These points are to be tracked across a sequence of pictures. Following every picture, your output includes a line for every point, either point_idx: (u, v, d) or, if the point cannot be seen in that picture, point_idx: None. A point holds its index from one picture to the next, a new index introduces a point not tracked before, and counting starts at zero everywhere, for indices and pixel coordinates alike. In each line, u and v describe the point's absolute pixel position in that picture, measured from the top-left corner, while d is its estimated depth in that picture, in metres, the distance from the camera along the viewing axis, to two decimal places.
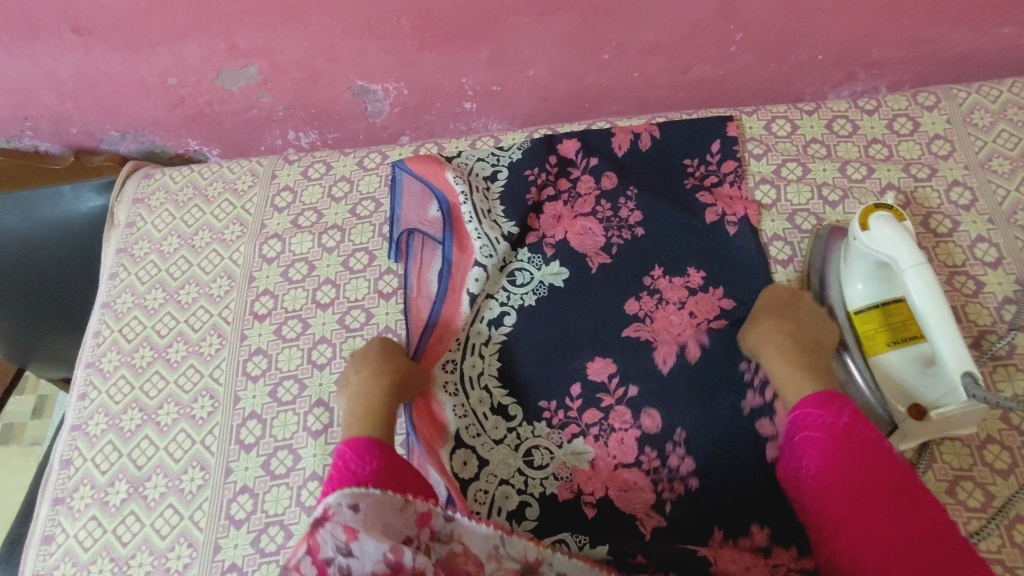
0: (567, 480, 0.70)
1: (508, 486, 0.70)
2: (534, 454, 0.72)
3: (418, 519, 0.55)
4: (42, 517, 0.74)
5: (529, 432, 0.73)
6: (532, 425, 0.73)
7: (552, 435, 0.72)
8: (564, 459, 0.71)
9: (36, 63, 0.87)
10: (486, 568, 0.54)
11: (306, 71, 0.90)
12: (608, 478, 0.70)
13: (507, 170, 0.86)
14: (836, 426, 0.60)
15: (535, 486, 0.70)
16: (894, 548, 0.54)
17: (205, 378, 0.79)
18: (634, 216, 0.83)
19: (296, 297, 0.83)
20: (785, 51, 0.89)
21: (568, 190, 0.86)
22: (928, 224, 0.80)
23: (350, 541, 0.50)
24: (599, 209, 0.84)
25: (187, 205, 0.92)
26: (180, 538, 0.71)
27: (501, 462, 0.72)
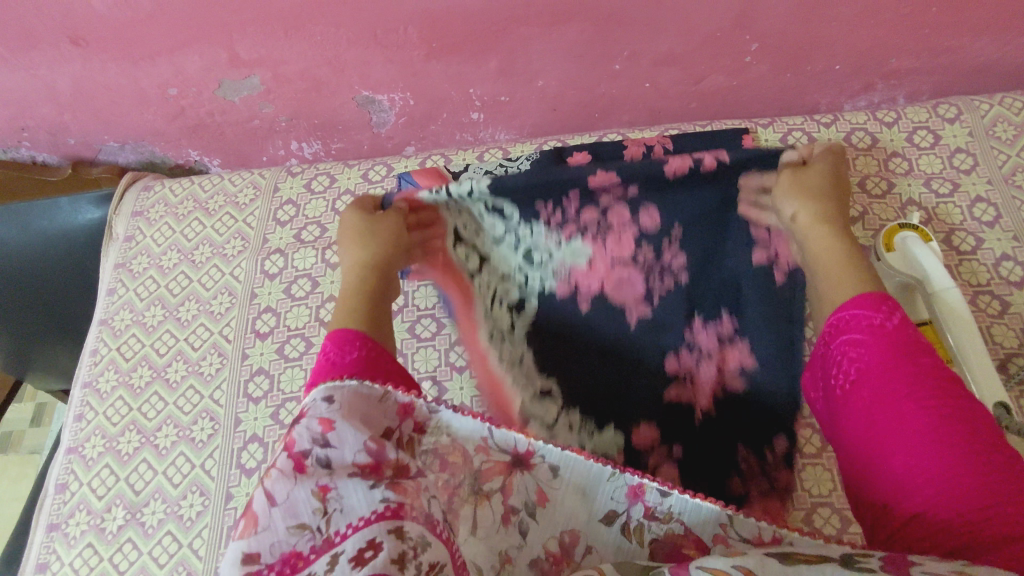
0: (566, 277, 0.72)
1: (508, 284, 0.73)
2: (533, 254, 0.71)
3: (400, 410, 0.50)
4: (36, 544, 0.72)
5: (529, 234, 0.70)
6: (531, 229, 0.69)
7: (551, 235, 0.69)
8: (563, 257, 0.71)
9: (33, 74, 0.84)
10: (475, 460, 0.50)
11: (309, 81, 0.87)
12: (606, 276, 0.71)
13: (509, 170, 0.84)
14: (879, 327, 0.49)
15: (534, 281, 0.72)
16: (930, 460, 0.43)
17: (205, 399, 0.77)
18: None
19: (299, 315, 0.81)
20: (802, 61, 0.87)
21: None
22: (951, 242, 0.78)
23: (327, 432, 0.45)
24: None
25: (187, 219, 0.89)
26: (179, 567, 0.68)
27: (501, 261, 0.72)
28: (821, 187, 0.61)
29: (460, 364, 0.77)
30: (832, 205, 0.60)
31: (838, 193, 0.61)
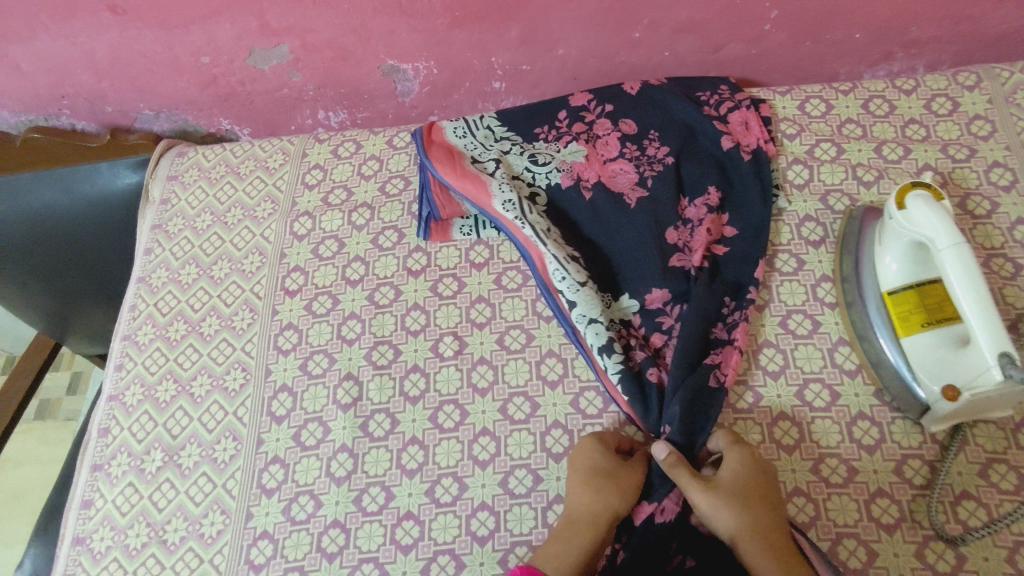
0: (568, 173, 0.83)
1: (521, 181, 0.83)
2: (538, 158, 0.84)
3: None
4: (81, 482, 0.77)
5: (537, 147, 0.85)
6: (536, 141, 0.86)
7: (551, 146, 0.85)
8: (563, 157, 0.84)
9: (73, 42, 0.88)
10: None
11: (336, 50, 0.90)
12: (602, 170, 0.83)
13: (518, 136, 0.87)
14: None
15: (542, 179, 0.83)
16: None
17: (237, 352, 0.81)
18: (662, 151, 0.83)
19: (327, 274, 0.84)
20: (821, 29, 0.88)
21: (585, 133, 0.86)
22: (966, 206, 0.78)
23: None
24: (626, 151, 0.84)
25: (219, 182, 0.93)
26: (214, 505, 0.73)
27: (511, 165, 0.84)
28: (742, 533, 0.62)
29: (481, 320, 0.80)
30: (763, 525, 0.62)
31: (764, 492, 0.64)
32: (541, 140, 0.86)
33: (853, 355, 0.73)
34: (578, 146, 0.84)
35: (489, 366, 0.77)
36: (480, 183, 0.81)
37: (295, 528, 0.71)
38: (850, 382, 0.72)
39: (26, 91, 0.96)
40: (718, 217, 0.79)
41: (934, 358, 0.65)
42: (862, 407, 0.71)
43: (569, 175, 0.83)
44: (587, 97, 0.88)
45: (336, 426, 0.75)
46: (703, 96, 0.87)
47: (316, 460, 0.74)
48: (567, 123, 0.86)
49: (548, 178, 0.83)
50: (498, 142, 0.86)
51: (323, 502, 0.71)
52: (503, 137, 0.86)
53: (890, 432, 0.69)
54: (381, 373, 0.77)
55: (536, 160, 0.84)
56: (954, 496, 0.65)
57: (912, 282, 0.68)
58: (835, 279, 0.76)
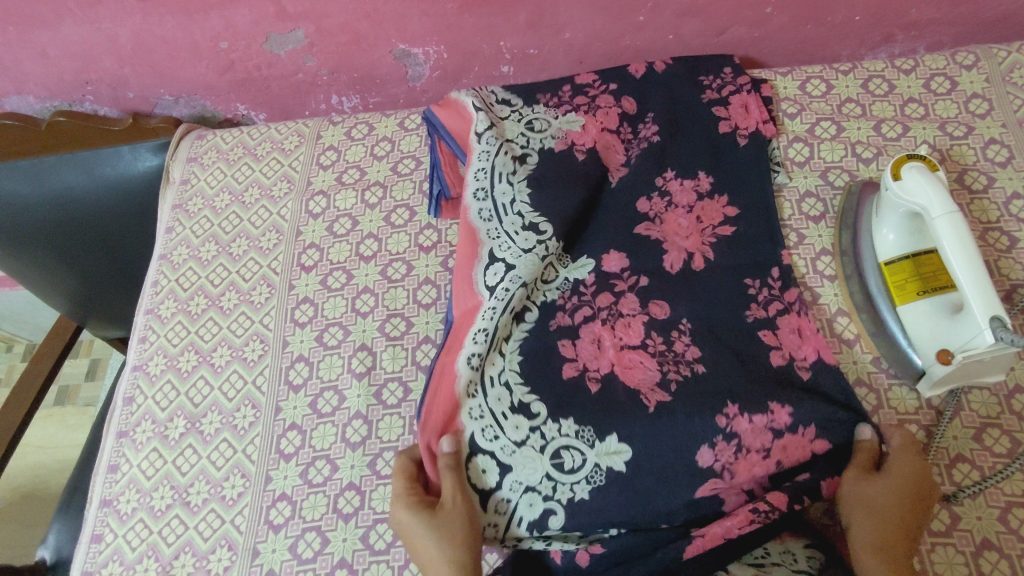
0: (563, 138, 0.81)
1: (513, 143, 0.81)
2: (535, 125, 0.83)
3: None
4: (108, 448, 0.80)
5: (531, 114, 0.84)
6: (533, 111, 0.84)
7: (550, 112, 0.84)
8: (560, 125, 0.82)
9: (98, 27, 0.92)
10: None
11: (350, 34, 0.93)
12: (597, 136, 0.82)
13: (521, 103, 0.85)
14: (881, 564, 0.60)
15: (537, 143, 0.81)
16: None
17: (256, 324, 0.84)
18: (655, 133, 0.83)
19: (341, 250, 0.87)
20: (822, 12, 0.90)
21: (586, 104, 0.85)
22: (963, 181, 0.80)
23: None
24: (622, 128, 0.84)
25: (237, 163, 0.96)
26: (234, 469, 0.76)
27: (507, 129, 0.82)
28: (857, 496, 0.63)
29: None
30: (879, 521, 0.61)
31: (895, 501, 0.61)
32: (541, 108, 0.85)
33: (852, 325, 0.75)
34: (577, 116, 0.83)
35: None
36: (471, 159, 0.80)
37: (312, 491, 0.73)
38: (849, 350, 0.74)
39: (51, 76, 0.99)
40: (712, 203, 0.79)
41: (928, 325, 0.67)
42: (860, 374, 0.72)
43: (563, 141, 0.81)
44: (593, 76, 0.89)
45: (351, 393, 0.78)
46: (705, 81, 0.87)
47: (332, 426, 0.76)
48: (570, 95, 0.87)
49: (543, 142, 0.81)
50: (498, 103, 0.85)
51: (339, 465, 0.74)
52: (505, 103, 0.85)
53: (887, 398, 0.71)
54: (394, 343, 0.80)
55: (532, 126, 0.83)
56: (949, 458, 0.67)
57: (908, 253, 0.70)
58: (834, 253, 0.79)
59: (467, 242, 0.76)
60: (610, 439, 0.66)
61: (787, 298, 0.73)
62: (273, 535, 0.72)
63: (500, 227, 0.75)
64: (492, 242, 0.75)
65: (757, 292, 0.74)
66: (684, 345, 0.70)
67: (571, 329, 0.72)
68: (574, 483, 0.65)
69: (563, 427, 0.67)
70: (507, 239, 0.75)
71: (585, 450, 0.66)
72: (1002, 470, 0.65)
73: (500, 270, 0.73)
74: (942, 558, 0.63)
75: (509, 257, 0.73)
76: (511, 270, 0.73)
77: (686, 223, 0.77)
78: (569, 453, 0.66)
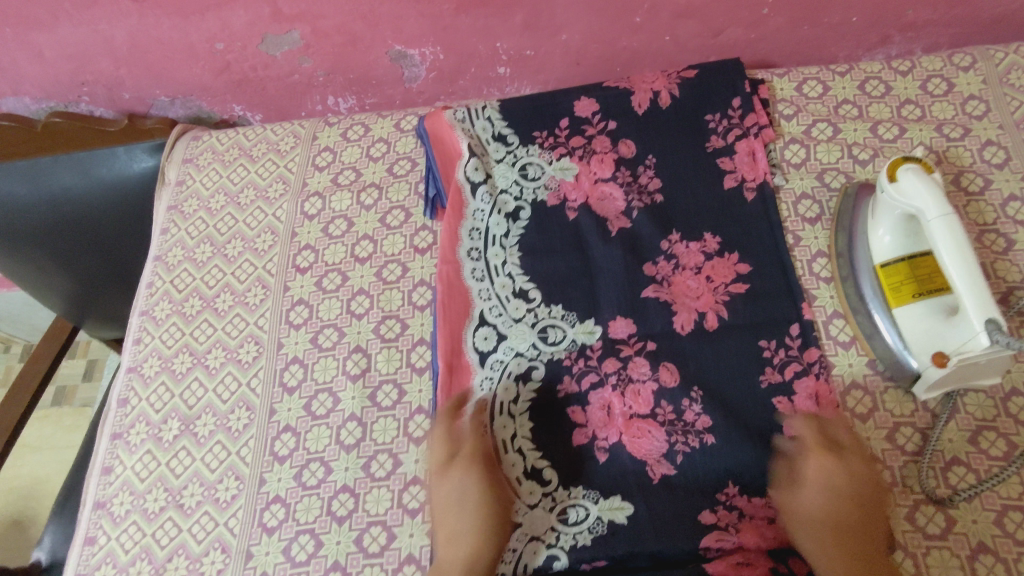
0: (555, 191, 0.85)
1: (506, 196, 0.86)
2: (528, 169, 0.86)
3: None
4: (102, 450, 0.80)
5: (524, 153, 0.87)
6: (527, 148, 0.87)
7: (544, 154, 0.87)
8: (554, 173, 0.86)
9: (94, 28, 0.91)
10: None
11: (346, 35, 0.93)
12: (589, 190, 0.85)
13: (517, 135, 0.88)
14: None
15: (529, 194, 0.86)
16: None
17: (250, 326, 0.84)
18: (654, 183, 0.84)
19: (337, 251, 0.87)
20: (819, 13, 0.90)
21: (582, 146, 0.87)
22: (959, 183, 0.80)
23: None
24: (619, 174, 0.85)
25: (233, 164, 0.96)
26: (228, 472, 0.76)
27: (501, 176, 0.86)
28: (816, 490, 0.64)
29: None
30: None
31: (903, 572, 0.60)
32: (536, 145, 0.87)
33: (848, 327, 0.75)
34: (570, 163, 0.86)
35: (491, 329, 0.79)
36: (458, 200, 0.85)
37: (307, 493, 0.73)
38: (845, 353, 0.74)
39: (47, 77, 0.99)
40: (722, 261, 0.79)
41: (922, 327, 0.67)
42: (856, 377, 0.72)
43: (555, 194, 0.85)
44: (593, 108, 0.89)
45: (346, 396, 0.77)
46: (711, 122, 0.86)
47: (326, 428, 0.76)
48: (566, 134, 0.88)
49: (536, 193, 0.85)
50: (494, 140, 0.88)
51: (333, 468, 0.74)
52: (499, 135, 0.88)
53: (883, 401, 0.71)
54: (389, 345, 0.80)
55: (526, 173, 0.86)
56: (945, 461, 0.67)
57: (903, 255, 0.69)
58: (830, 253, 0.78)
59: (453, 299, 0.80)
60: (613, 496, 0.69)
61: (806, 358, 0.73)
62: (267, 537, 0.71)
63: (491, 288, 0.80)
64: (483, 304, 0.80)
65: (772, 354, 0.73)
66: (695, 415, 0.71)
67: (579, 395, 0.74)
68: (577, 532, 0.68)
69: (572, 490, 0.70)
70: (499, 303, 0.80)
71: (589, 504, 0.69)
72: (999, 474, 0.65)
73: (492, 335, 0.78)
74: (938, 561, 0.63)
75: (499, 326, 0.79)
76: (503, 339, 0.78)
77: (695, 285, 0.78)
78: (575, 509, 0.69)
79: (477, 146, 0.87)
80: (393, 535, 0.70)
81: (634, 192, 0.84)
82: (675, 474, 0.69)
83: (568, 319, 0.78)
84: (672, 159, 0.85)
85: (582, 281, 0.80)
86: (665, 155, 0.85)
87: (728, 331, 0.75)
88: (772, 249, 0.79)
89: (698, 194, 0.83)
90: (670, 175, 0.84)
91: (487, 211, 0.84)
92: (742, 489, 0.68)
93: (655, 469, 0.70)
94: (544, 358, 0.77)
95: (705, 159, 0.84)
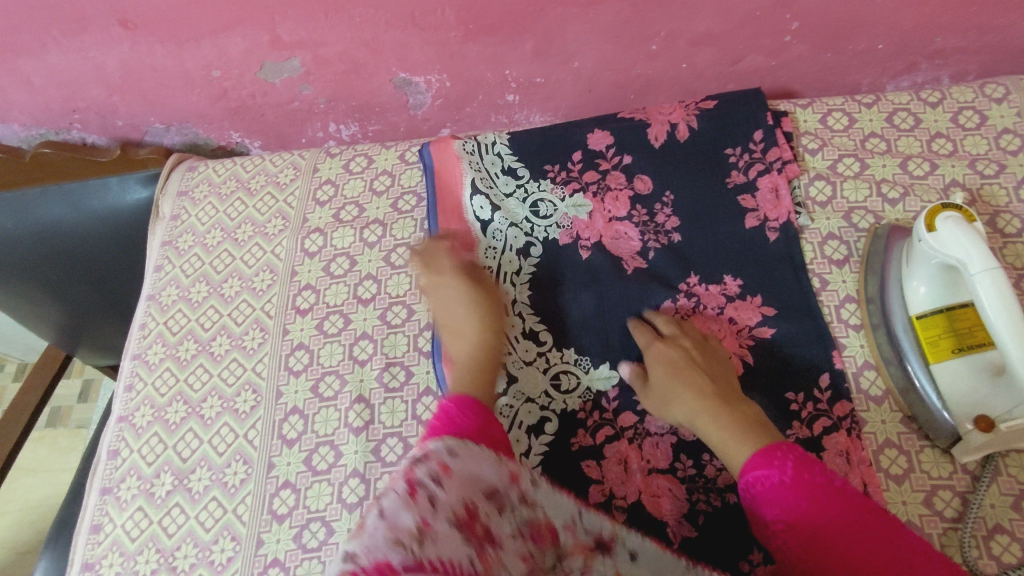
0: (568, 229, 0.82)
1: (518, 230, 0.82)
2: (539, 206, 0.83)
3: (511, 476, 0.55)
4: (90, 506, 0.76)
5: (536, 188, 0.83)
6: (538, 182, 0.84)
7: (556, 190, 0.83)
8: (566, 211, 0.82)
9: (85, 56, 0.87)
10: (564, 538, 0.57)
11: (348, 63, 0.89)
12: (603, 228, 0.81)
13: (527, 169, 0.84)
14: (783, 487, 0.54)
15: (540, 232, 0.82)
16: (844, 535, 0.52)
17: (248, 372, 0.80)
18: (671, 220, 0.80)
19: (338, 292, 0.83)
20: (844, 40, 0.86)
21: (596, 182, 0.83)
22: (995, 224, 0.76)
23: (442, 471, 0.50)
24: (635, 212, 0.81)
25: (230, 198, 0.92)
26: (224, 531, 0.71)
27: (511, 211, 0.83)
28: (660, 377, 0.68)
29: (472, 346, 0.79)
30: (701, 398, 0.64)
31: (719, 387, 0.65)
32: (548, 179, 0.84)
33: (879, 380, 0.71)
34: (584, 199, 0.82)
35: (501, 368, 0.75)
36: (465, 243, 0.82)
37: (307, 556, 0.69)
38: (877, 408, 0.69)
39: (36, 105, 0.95)
40: (744, 303, 0.75)
41: (966, 386, 0.63)
42: (889, 435, 0.68)
43: (568, 233, 0.81)
44: (607, 141, 0.84)
45: (348, 450, 0.73)
46: (731, 156, 0.81)
47: (327, 485, 0.72)
48: (579, 168, 0.84)
49: (547, 231, 0.82)
50: (503, 173, 0.85)
51: (335, 529, 0.70)
52: (510, 167, 0.85)
53: (919, 461, 0.66)
54: (392, 396, 0.76)
55: (537, 211, 0.83)
56: (987, 529, 0.63)
57: (941, 306, 0.65)
58: (858, 299, 0.74)
59: None
60: None
61: (836, 413, 0.69)
62: None
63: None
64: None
65: (800, 407, 0.69)
66: (716, 470, 0.68)
67: (593, 449, 0.71)
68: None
69: None
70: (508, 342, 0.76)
71: None
72: None
73: (503, 377, 0.74)
74: None
75: (509, 368, 0.75)
76: (513, 382, 0.74)
77: (716, 325, 0.75)
78: None
79: (485, 176, 0.84)
80: None
81: (653, 230, 0.80)
82: (697, 537, 0.66)
83: (582, 363, 0.75)
84: (690, 197, 0.81)
85: (597, 325, 0.77)
86: (683, 191, 0.81)
87: (753, 382, 0.72)
88: (806, 294, 0.75)
89: (720, 233, 0.79)
90: (689, 212, 0.80)
91: (496, 246, 0.82)
92: (765, 556, 0.64)
93: (676, 530, 0.66)
94: (556, 408, 0.73)
95: (725, 195, 0.80)
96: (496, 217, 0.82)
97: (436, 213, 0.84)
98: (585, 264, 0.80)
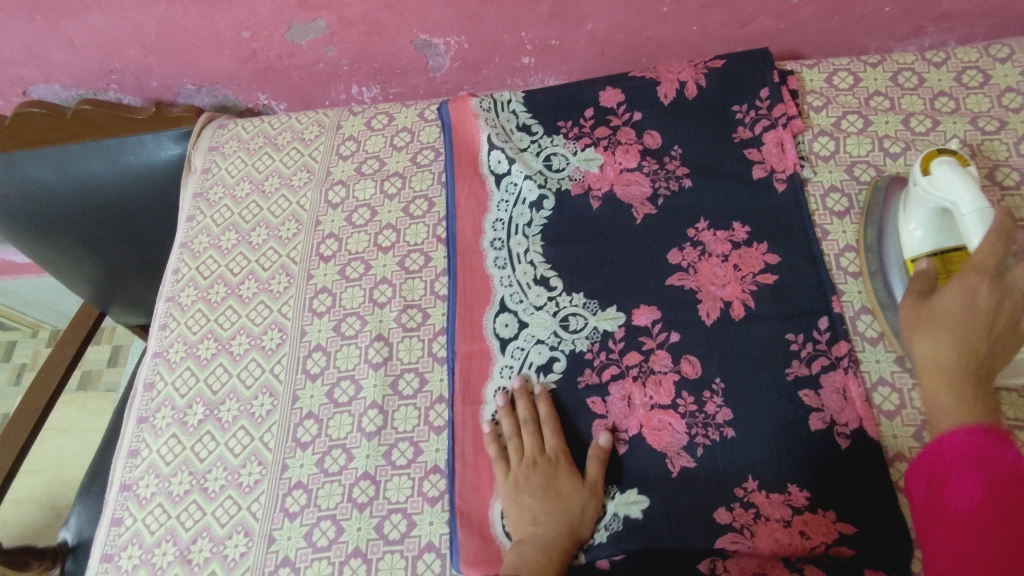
0: (579, 181, 0.85)
1: (531, 182, 0.85)
2: (552, 160, 0.86)
3: None
4: (129, 433, 0.81)
5: (549, 143, 0.87)
6: (551, 138, 0.87)
7: (568, 145, 0.87)
8: (578, 164, 0.86)
9: (123, 16, 0.92)
10: None
11: (371, 24, 0.93)
12: (614, 179, 0.84)
13: (541, 126, 0.88)
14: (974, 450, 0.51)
15: (554, 184, 0.85)
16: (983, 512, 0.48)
17: (274, 313, 0.84)
18: (681, 169, 0.83)
19: (360, 240, 0.87)
20: (850, 3, 0.88)
21: (607, 137, 0.86)
22: (993, 177, 0.78)
23: None
24: (645, 164, 0.84)
25: (258, 153, 0.97)
26: (251, 457, 0.76)
27: (526, 164, 0.86)
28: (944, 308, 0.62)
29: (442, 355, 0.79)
30: (952, 337, 0.60)
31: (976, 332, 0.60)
32: (561, 135, 0.87)
33: (876, 323, 0.73)
34: (595, 153, 0.86)
35: (512, 315, 0.78)
36: (480, 196, 0.86)
37: (328, 480, 0.73)
38: (872, 349, 0.72)
39: (77, 65, 1.00)
40: (749, 250, 0.78)
41: None
42: (883, 373, 0.71)
43: (579, 185, 0.85)
44: (618, 99, 0.88)
45: (368, 383, 0.78)
46: (738, 113, 0.84)
47: (348, 416, 0.77)
48: (591, 123, 0.87)
49: (560, 184, 0.85)
50: (518, 130, 0.89)
51: (354, 455, 0.74)
52: (525, 124, 0.89)
53: (911, 398, 0.69)
54: (410, 334, 0.80)
55: (550, 164, 0.86)
56: None
57: (934, 250, 0.68)
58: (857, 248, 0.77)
59: (472, 284, 0.81)
60: (628, 491, 0.69)
61: (834, 353, 0.72)
62: (289, 522, 0.72)
63: (513, 274, 0.81)
64: (504, 291, 0.80)
65: (799, 347, 0.72)
66: (717, 406, 0.71)
67: (599, 386, 0.74)
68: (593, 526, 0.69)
69: None
70: (520, 290, 0.80)
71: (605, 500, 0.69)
72: None
73: (513, 322, 0.78)
74: None
75: (521, 313, 0.78)
76: (524, 326, 0.78)
77: (722, 272, 0.78)
78: None
79: (500, 132, 0.88)
80: (413, 523, 0.70)
81: (663, 180, 0.83)
82: (695, 467, 0.69)
83: (590, 307, 0.78)
84: (696, 151, 0.84)
85: (607, 270, 0.80)
86: (690, 145, 0.84)
87: (753, 324, 0.74)
88: (813, 241, 0.77)
89: (727, 186, 0.81)
90: (696, 165, 0.84)
91: (510, 200, 0.85)
92: (760, 483, 0.67)
93: (676, 460, 0.69)
94: (565, 348, 0.76)
95: (732, 150, 0.83)
96: (512, 170, 0.86)
97: (453, 167, 0.88)
98: (595, 214, 0.83)
